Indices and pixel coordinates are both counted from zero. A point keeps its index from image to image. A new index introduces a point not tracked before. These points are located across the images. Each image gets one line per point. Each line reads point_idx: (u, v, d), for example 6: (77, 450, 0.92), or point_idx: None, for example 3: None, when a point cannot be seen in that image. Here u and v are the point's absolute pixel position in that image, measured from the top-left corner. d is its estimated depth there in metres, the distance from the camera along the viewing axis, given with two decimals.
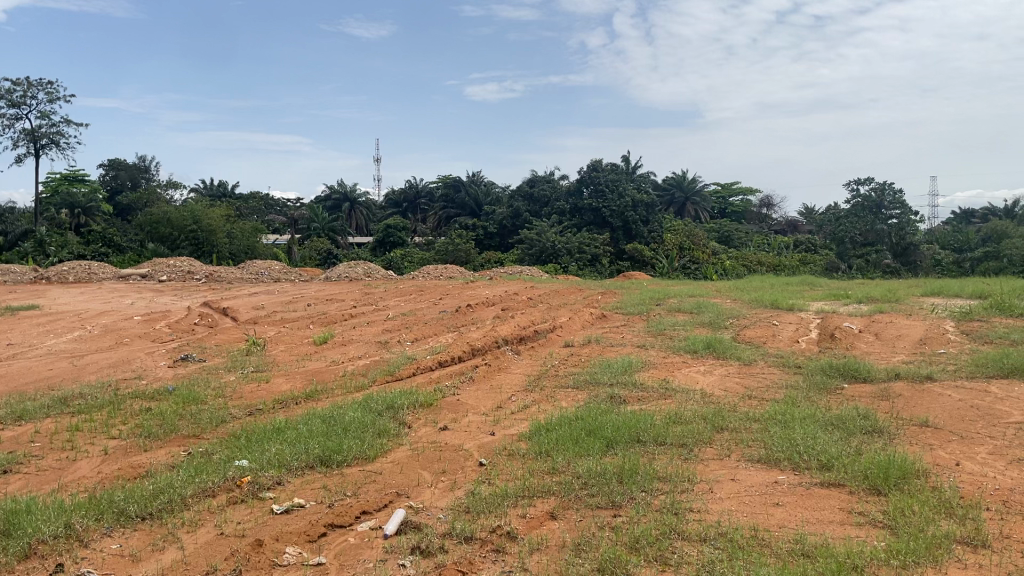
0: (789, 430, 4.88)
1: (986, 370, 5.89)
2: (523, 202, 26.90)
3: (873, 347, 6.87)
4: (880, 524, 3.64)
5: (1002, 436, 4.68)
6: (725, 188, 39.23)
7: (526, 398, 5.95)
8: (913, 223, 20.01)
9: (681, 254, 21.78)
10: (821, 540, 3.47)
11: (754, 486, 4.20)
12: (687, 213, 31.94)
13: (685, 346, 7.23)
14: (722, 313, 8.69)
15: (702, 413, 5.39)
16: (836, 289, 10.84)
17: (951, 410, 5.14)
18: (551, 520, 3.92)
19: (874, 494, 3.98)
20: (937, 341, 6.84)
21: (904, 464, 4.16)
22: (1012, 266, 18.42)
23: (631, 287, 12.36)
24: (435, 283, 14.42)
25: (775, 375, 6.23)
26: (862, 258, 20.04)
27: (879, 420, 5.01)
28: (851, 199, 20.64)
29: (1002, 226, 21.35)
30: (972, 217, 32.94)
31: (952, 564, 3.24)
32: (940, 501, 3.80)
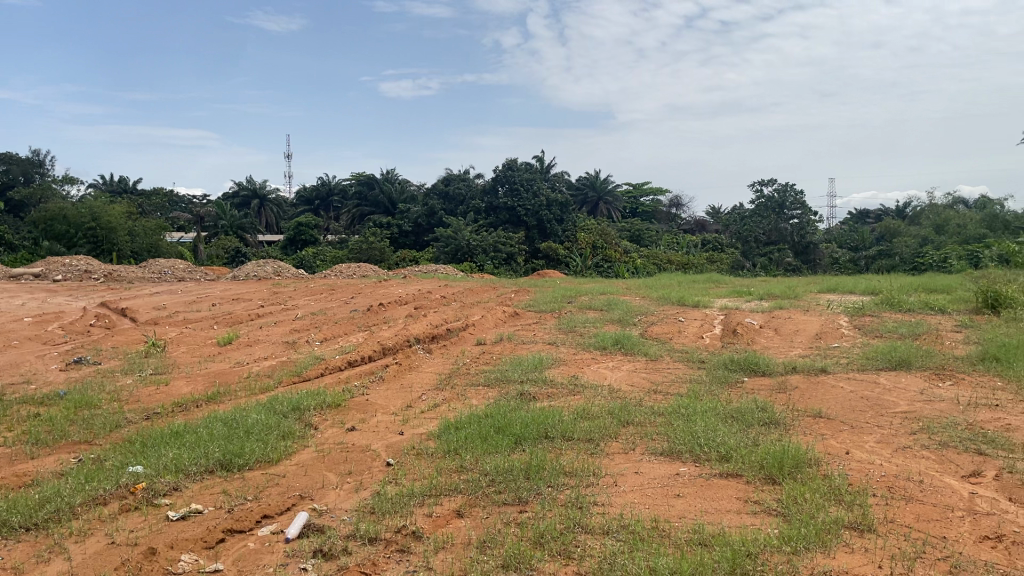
0: (691, 424, 5.00)
1: (876, 362, 6.18)
2: (438, 199, 26.77)
3: (772, 342, 7.12)
4: (774, 512, 3.78)
5: (890, 425, 4.92)
6: (636, 188, 39.94)
7: (436, 397, 5.92)
8: (812, 223, 20.81)
9: (594, 253, 22.12)
10: (718, 530, 3.57)
11: (656, 478, 4.30)
12: (600, 212, 32.48)
13: (594, 342, 7.33)
14: (631, 309, 8.86)
15: (608, 408, 5.48)
16: (738, 286, 11.19)
17: (842, 401, 5.38)
18: (457, 518, 3.91)
19: (770, 483, 4.12)
20: (832, 336, 7.14)
21: (798, 454, 4.32)
22: (902, 263, 19.52)
23: (543, 284, 12.43)
24: (347, 283, 13.79)
25: (680, 370, 6.39)
26: (766, 256, 20.76)
27: (776, 412, 5.19)
28: (755, 200, 21.41)
29: (895, 228, 22.52)
30: (867, 217, 34.54)
31: (839, 548, 3.38)
32: (830, 488, 3.96)
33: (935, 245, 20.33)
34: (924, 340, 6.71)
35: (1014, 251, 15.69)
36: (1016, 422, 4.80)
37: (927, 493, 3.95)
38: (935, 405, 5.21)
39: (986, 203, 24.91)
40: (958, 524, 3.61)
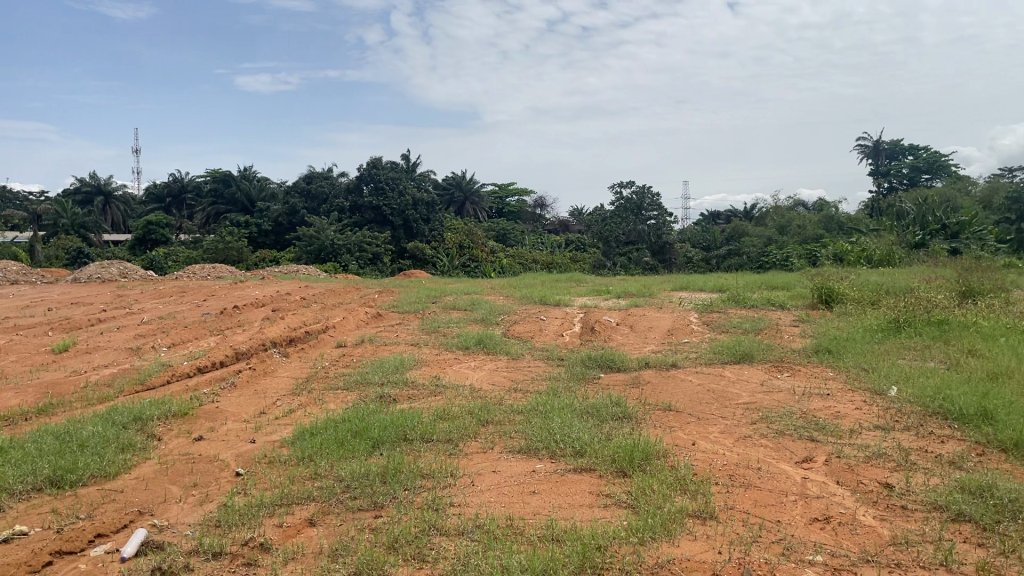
0: (548, 421, 5.08)
1: (722, 356, 6.50)
2: (300, 198, 26.00)
3: (628, 339, 7.34)
4: (624, 504, 3.89)
5: (733, 416, 5.18)
6: (501, 189, 40.37)
7: (292, 402, 5.74)
8: (668, 225, 21.64)
9: (460, 252, 22.21)
10: (570, 525, 3.63)
11: (512, 476, 4.34)
12: (466, 212, 32.59)
13: (457, 343, 7.32)
14: (494, 309, 8.92)
15: (468, 408, 5.48)
16: (598, 285, 11.51)
17: (690, 394, 5.62)
18: (309, 527, 3.80)
19: (621, 476, 4.25)
20: (682, 331, 7.45)
21: (647, 447, 4.47)
22: (750, 262, 20.78)
23: (407, 285, 12.31)
24: (201, 285, 13.24)
25: (540, 368, 6.48)
26: (624, 256, 21.43)
27: (629, 407, 5.35)
28: (615, 201, 22.07)
29: (744, 228, 23.88)
30: (719, 218, 36.40)
31: (683, 536, 3.52)
32: (677, 479, 4.12)
33: (778, 244, 21.76)
34: (766, 335, 7.12)
35: (847, 250, 17.00)
36: (845, 409, 5.17)
37: (765, 480, 4.17)
38: (774, 396, 5.53)
39: (823, 205, 26.88)
40: (792, 508, 3.84)
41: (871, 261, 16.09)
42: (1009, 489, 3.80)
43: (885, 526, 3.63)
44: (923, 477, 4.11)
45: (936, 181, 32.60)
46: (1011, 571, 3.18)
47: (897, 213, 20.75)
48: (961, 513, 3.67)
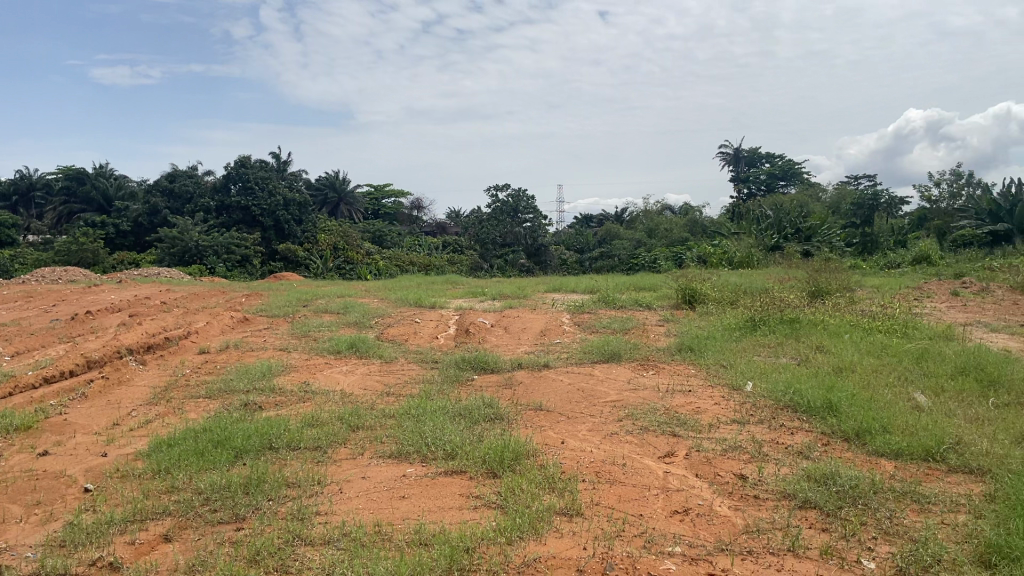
0: (420, 424, 5.04)
1: (592, 356, 6.65)
2: (162, 197, 24.75)
3: (502, 340, 7.40)
4: (493, 505, 3.91)
5: (601, 414, 5.31)
6: (377, 190, 39.93)
7: (149, 412, 5.45)
8: (543, 227, 22.01)
9: (335, 254, 21.83)
10: (439, 528, 3.62)
11: (382, 481, 4.28)
12: (341, 213, 32.00)
13: (328, 347, 7.16)
14: (368, 312, 8.79)
15: (338, 413, 5.36)
16: (473, 287, 11.55)
17: (561, 393, 5.72)
18: (164, 544, 3.61)
19: (491, 477, 4.26)
20: (555, 332, 7.58)
21: (517, 447, 4.52)
22: (620, 264, 21.39)
23: (277, 289, 11.94)
24: (49, 289, 12.39)
25: (413, 371, 6.43)
26: (501, 258, 21.60)
27: (501, 408, 5.38)
28: (491, 204, 22.23)
29: (615, 232, 24.60)
30: (592, 222, 37.25)
31: (550, 534, 3.58)
32: (546, 478, 4.18)
33: (647, 247, 22.55)
34: (633, 334, 7.34)
35: (710, 253, 17.79)
36: (704, 405, 5.41)
37: (630, 476, 4.30)
38: (640, 393, 5.70)
39: (689, 210, 28.11)
40: (654, 502, 3.97)
41: (732, 263, 16.95)
42: (851, 476, 4.08)
43: (739, 515, 3.81)
44: (775, 467, 4.35)
45: (790, 188, 34.75)
46: (851, 553, 3.42)
47: (756, 217, 21.90)
48: (808, 500, 3.90)
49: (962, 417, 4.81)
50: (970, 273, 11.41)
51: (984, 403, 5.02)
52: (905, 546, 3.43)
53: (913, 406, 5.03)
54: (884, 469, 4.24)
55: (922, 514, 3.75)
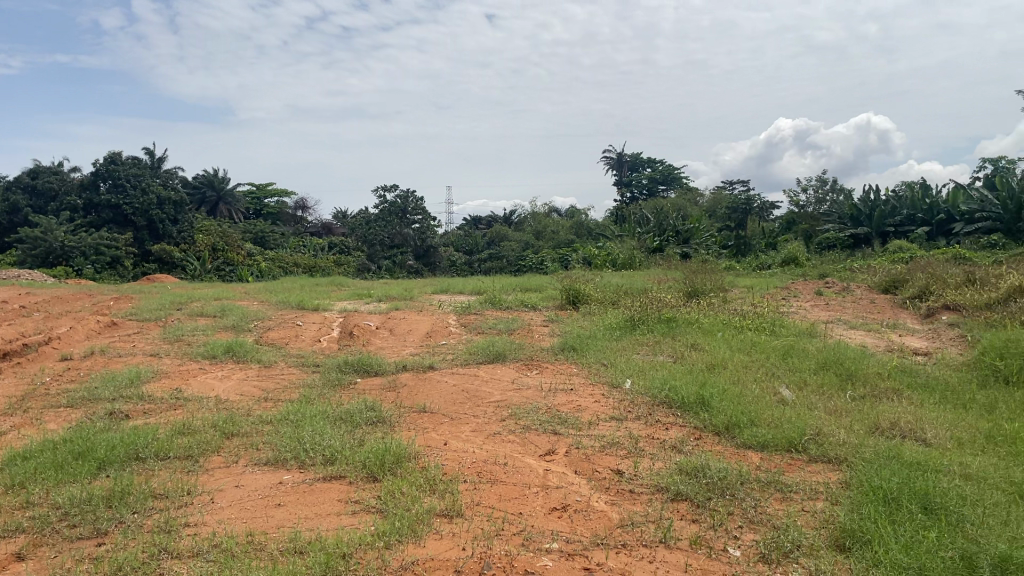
0: (299, 429, 4.92)
1: (477, 356, 6.67)
2: (22, 195, 23.16)
3: (386, 342, 7.33)
4: (372, 509, 3.86)
5: (484, 414, 5.33)
6: (259, 189, 38.78)
7: (2, 424, 5.08)
8: (431, 228, 21.93)
9: (213, 255, 21.02)
10: (315, 535, 3.54)
11: (257, 489, 4.15)
12: (220, 213, 30.91)
13: (203, 351, 6.88)
14: (247, 315, 8.51)
15: (212, 420, 5.16)
16: (358, 289, 11.37)
17: (445, 395, 5.70)
18: (16, 563, 3.37)
19: (370, 481, 4.21)
20: (441, 333, 7.56)
21: (398, 450, 4.48)
22: (508, 265, 21.62)
23: (149, 292, 11.42)
24: None
25: (293, 375, 6.27)
26: (389, 260, 21.37)
27: (383, 411, 5.32)
28: (379, 205, 21.94)
29: (503, 233, 24.81)
30: (481, 224, 37.43)
31: (429, 536, 3.56)
32: (426, 480, 4.16)
33: (534, 249, 22.86)
34: (518, 335, 7.41)
35: (594, 254, 18.18)
36: (585, 403, 5.51)
37: (510, 474, 4.33)
38: (523, 393, 5.76)
39: (575, 212, 28.69)
40: (534, 500, 4.02)
41: (615, 265, 17.42)
42: (720, 469, 4.26)
43: (615, 510, 3.90)
44: (649, 462, 4.48)
45: (670, 192, 36.02)
46: (718, 542, 3.56)
47: (638, 219, 22.56)
48: (679, 492, 4.05)
49: (822, 409, 5.11)
50: (831, 274, 12.13)
51: (842, 396, 5.35)
52: (768, 533, 3.61)
53: (779, 400, 5.30)
54: (751, 461, 4.45)
55: (785, 502, 3.95)
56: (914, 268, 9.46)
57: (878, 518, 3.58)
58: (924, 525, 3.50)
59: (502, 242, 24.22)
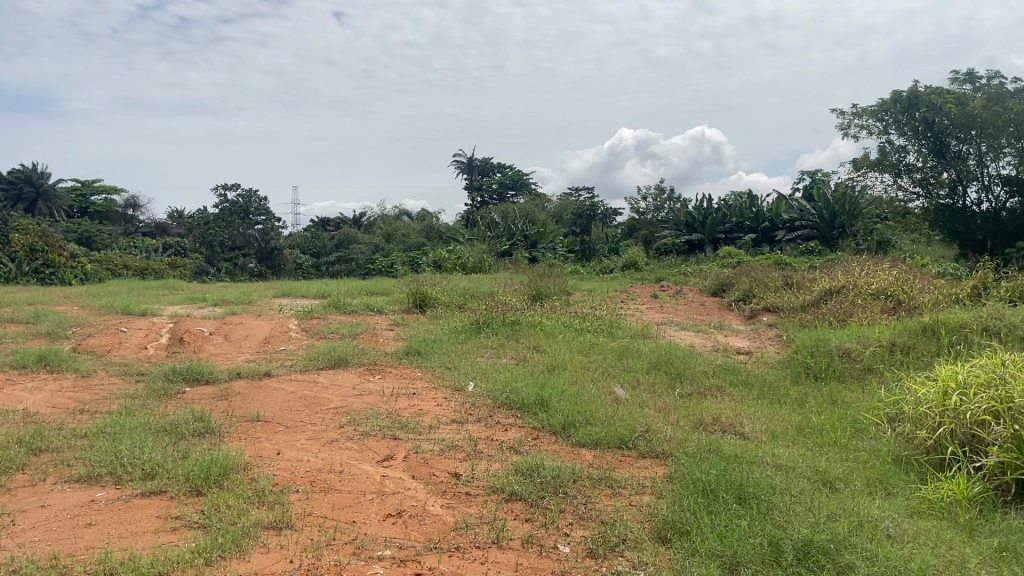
0: (117, 443, 4.61)
1: (317, 361, 6.50)
2: None
3: (220, 349, 7.00)
4: (194, 525, 3.66)
5: (321, 422, 5.19)
6: (85, 186, 36.20)
7: None
8: (276, 230, 21.28)
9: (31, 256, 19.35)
10: (128, 555, 3.31)
11: (66, 509, 3.84)
12: (39, 211, 28.58)
13: (11, 361, 6.31)
14: (64, 321, 7.89)
15: (16, 436, 4.73)
16: (192, 292, 10.84)
17: (281, 402, 5.51)
18: None
19: (193, 495, 4.00)
20: (279, 339, 7.31)
21: (225, 462, 4.27)
22: (357, 268, 21.28)
23: None
24: None
25: (115, 385, 5.86)
26: (230, 262, 20.51)
27: (212, 421, 5.07)
28: (218, 204, 20.96)
29: (352, 235, 24.70)
30: (329, 226, 36.69)
31: (254, 550, 3.41)
32: (255, 491, 4.00)
33: (384, 252, 22.63)
34: (362, 339, 7.29)
35: (445, 258, 18.18)
36: (427, 407, 5.49)
37: (345, 482, 4.24)
38: (364, 398, 5.66)
39: (426, 215, 28.72)
40: (368, 507, 3.95)
41: (465, 268, 17.52)
42: (553, 468, 4.35)
43: (450, 513, 3.90)
44: (486, 463, 4.51)
45: (519, 198, 36.77)
46: (548, 540, 3.64)
47: (488, 224, 22.85)
48: (514, 492, 4.10)
49: (652, 407, 5.33)
50: (667, 278, 12.75)
51: (672, 394, 5.61)
52: (596, 529, 3.72)
53: (614, 399, 5.49)
54: (584, 459, 4.58)
55: (613, 498, 4.09)
56: (740, 272, 10.10)
57: (698, 509, 3.78)
58: (737, 514, 3.72)
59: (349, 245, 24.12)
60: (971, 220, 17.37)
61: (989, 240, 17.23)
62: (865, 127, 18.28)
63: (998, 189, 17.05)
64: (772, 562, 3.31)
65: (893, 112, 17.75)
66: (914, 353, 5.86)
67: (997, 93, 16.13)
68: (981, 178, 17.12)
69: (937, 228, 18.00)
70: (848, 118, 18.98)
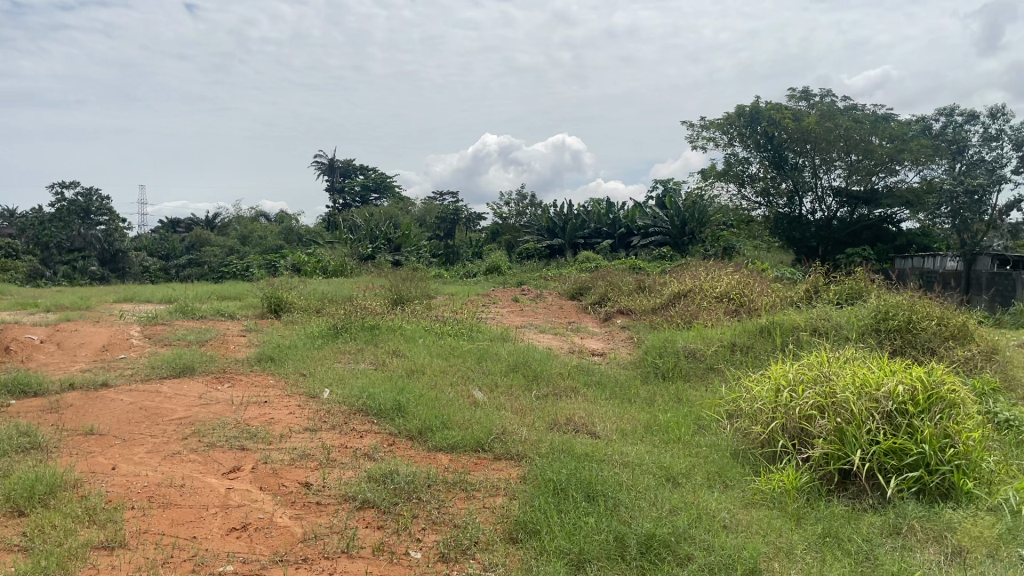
0: None
1: (160, 370, 6.16)
2: None
3: (51, 359, 6.50)
4: (14, 548, 3.38)
5: (163, 433, 4.92)
6: None
7: None
8: (120, 231, 20.18)
9: None
10: None
11: None
12: None
13: None
14: None
15: None
16: (20, 298, 10.04)
17: (118, 414, 5.18)
18: None
19: (15, 516, 3.69)
20: (119, 347, 6.88)
21: (52, 480, 3.97)
22: (210, 272, 20.38)
23: None
24: None
25: None
26: (68, 264, 19.14)
27: (39, 436, 4.70)
28: (54, 203, 19.57)
29: (204, 236, 23.86)
30: (180, 227, 34.99)
31: (83, 571, 3.19)
32: (85, 509, 3.74)
33: (239, 255, 21.81)
34: (211, 346, 6.97)
35: (304, 261, 17.72)
36: (278, 415, 5.31)
37: (187, 497, 4.03)
38: (210, 408, 5.42)
39: (285, 217, 27.99)
40: (211, 521, 3.78)
41: (326, 271, 17.19)
42: (407, 473, 4.32)
43: (298, 524, 3.79)
44: (338, 471, 4.42)
45: (382, 200, 36.42)
46: (400, 546, 3.60)
47: (350, 227, 22.51)
48: (366, 500, 4.04)
49: (508, 409, 5.40)
50: (528, 281, 12.98)
51: (528, 395, 5.70)
52: (448, 533, 3.71)
53: (472, 402, 5.52)
54: (440, 463, 4.57)
55: (467, 501, 4.10)
56: (596, 277, 10.42)
57: (548, 509, 3.85)
58: (586, 511, 3.82)
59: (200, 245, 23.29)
60: (806, 228, 18.84)
61: (821, 247, 18.80)
62: (712, 139, 19.33)
63: (829, 200, 18.57)
64: (616, 557, 3.42)
65: (737, 126, 18.77)
66: (752, 352, 6.23)
67: (828, 110, 17.37)
68: (815, 189, 18.59)
69: (776, 235, 19.33)
70: (697, 130, 19.94)
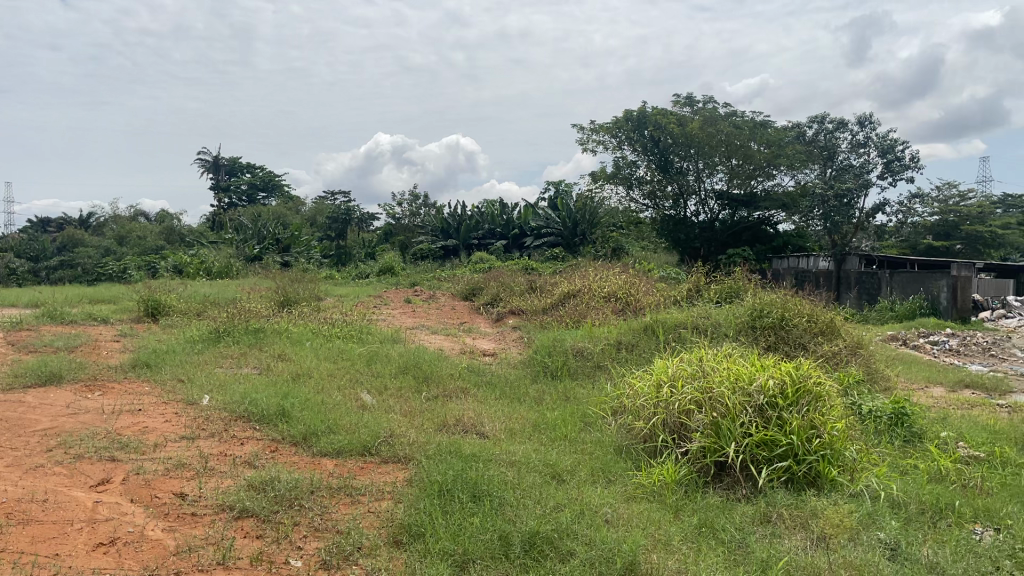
0: None
1: (24, 379, 5.78)
2: None
3: None
4: None
5: (25, 446, 4.63)
6: None
7: None
8: None
9: None
10: None
11: None
12: None
13: None
14: None
15: None
16: None
17: None
18: None
19: None
20: None
21: None
22: (84, 274, 19.32)
23: None
24: None
25: None
26: None
27: None
28: None
29: (76, 236, 22.61)
30: (50, 227, 33.02)
31: None
32: None
33: (116, 256, 20.77)
34: (81, 352, 6.61)
35: (186, 262, 17.05)
36: (153, 423, 5.09)
37: (49, 512, 3.80)
38: (79, 417, 5.14)
39: (166, 217, 26.88)
40: (75, 537, 3.57)
41: (210, 273, 16.61)
42: (290, 479, 4.22)
43: (170, 537, 3.63)
44: (217, 480, 4.27)
45: (270, 199, 35.47)
46: (279, 556, 3.50)
47: (237, 227, 21.82)
48: (245, 509, 3.91)
49: (396, 411, 5.36)
50: (419, 282, 12.93)
51: (417, 398, 5.66)
52: (330, 539, 3.64)
53: (360, 406, 5.43)
54: (324, 468, 4.47)
55: (351, 506, 4.04)
56: (488, 278, 10.46)
57: (433, 510, 3.84)
58: (470, 512, 3.82)
59: (73, 245, 22.09)
60: (690, 230, 19.43)
61: (704, 248, 19.48)
62: (601, 142, 19.76)
63: (712, 203, 19.27)
64: (500, 556, 3.44)
65: (625, 130, 19.29)
66: (637, 351, 6.39)
67: (711, 116, 18.05)
68: (699, 192, 19.29)
69: (663, 236, 19.83)
70: (587, 133, 20.32)
